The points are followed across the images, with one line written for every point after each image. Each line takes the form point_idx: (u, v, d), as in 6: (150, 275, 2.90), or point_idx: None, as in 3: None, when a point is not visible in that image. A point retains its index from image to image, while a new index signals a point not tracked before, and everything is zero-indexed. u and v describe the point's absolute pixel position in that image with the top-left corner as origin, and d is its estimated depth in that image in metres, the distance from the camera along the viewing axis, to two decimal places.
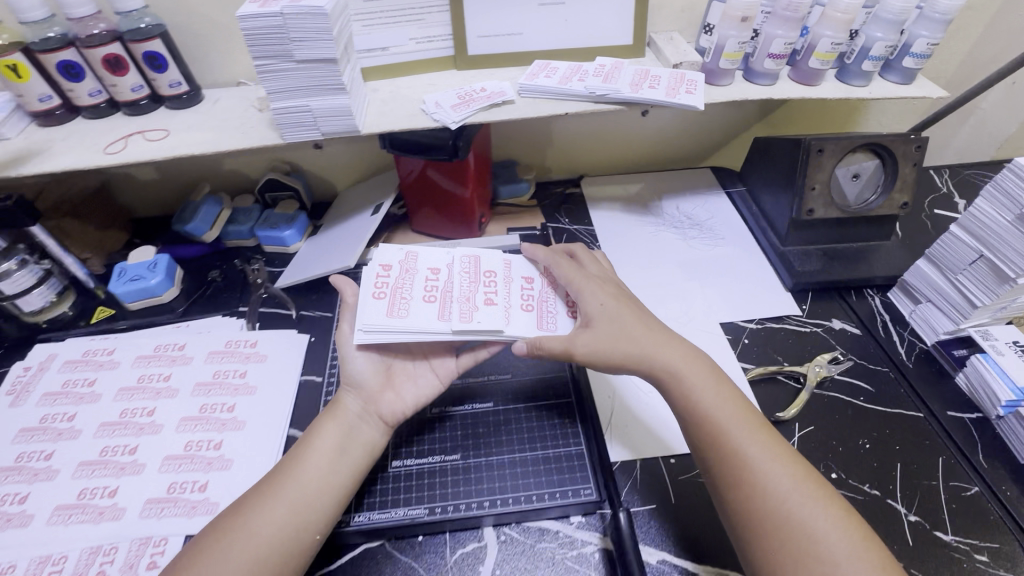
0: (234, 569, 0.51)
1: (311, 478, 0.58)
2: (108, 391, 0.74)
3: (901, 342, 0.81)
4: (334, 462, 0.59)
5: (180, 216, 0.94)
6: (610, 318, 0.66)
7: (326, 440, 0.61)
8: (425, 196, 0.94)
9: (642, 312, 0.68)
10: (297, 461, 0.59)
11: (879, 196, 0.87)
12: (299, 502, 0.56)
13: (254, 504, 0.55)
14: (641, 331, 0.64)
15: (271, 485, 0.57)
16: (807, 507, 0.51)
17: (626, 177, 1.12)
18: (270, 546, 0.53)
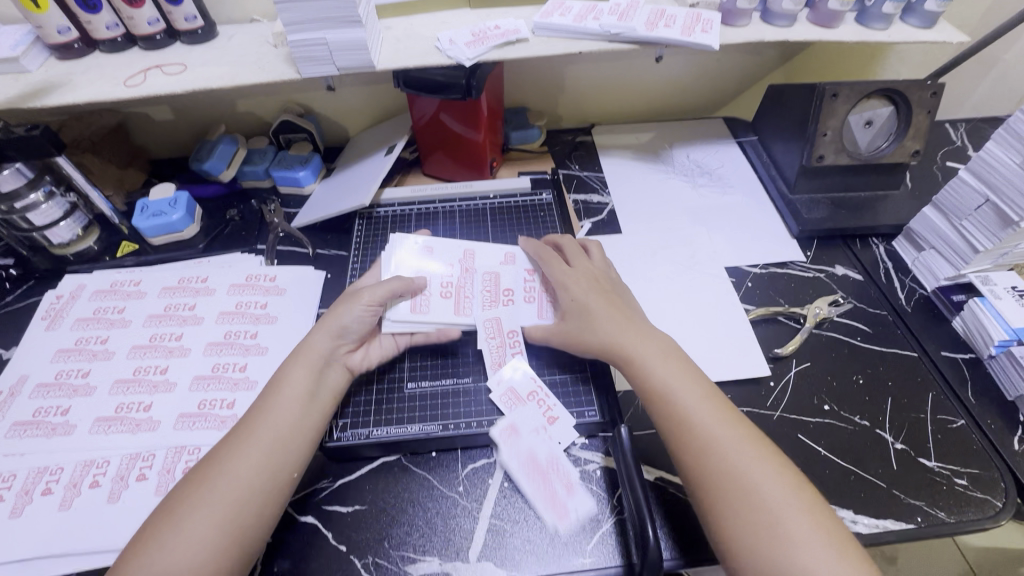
0: (214, 512, 0.53)
1: (284, 419, 0.59)
2: (137, 318, 0.78)
3: (902, 289, 0.83)
4: (306, 406, 0.61)
5: (197, 156, 0.96)
6: (580, 307, 0.69)
7: (296, 385, 0.62)
8: (437, 140, 0.95)
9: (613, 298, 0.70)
10: (268, 407, 0.60)
11: (891, 143, 0.86)
12: (276, 443, 0.58)
13: (229, 450, 0.57)
14: (600, 314, 0.67)
15: (244, 431, 0.59)
16: (765, 480, 0.52)
17: (638, 126, 1.12)
18: (252, 486, 0.55)
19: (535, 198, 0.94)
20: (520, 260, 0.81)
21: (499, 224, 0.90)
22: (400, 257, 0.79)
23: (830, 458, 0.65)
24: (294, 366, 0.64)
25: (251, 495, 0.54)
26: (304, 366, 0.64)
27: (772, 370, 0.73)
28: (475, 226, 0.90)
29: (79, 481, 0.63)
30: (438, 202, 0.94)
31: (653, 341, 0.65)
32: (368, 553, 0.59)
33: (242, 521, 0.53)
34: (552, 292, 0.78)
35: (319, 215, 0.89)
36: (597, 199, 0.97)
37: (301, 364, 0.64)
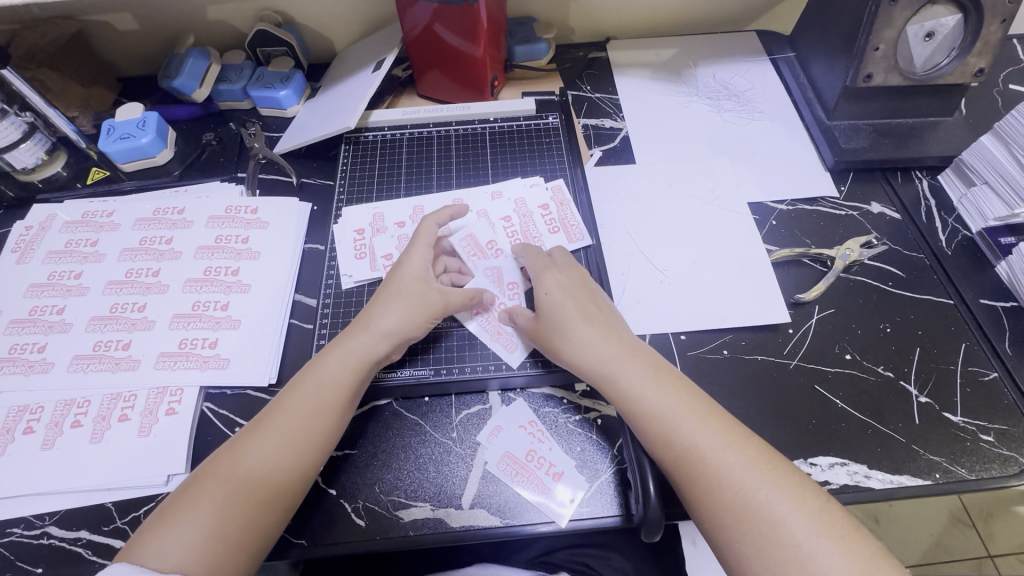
0: (225, 511, 0.49)
1: (309, 421, 0.54)
2: (111, 251, 0.73)
3: (943, 229, 0.75)
4: (340, 409, 0.56)
5: (165, 72, 0.86)
6: (558, 317, 0.60)
7: (333, 382, 0.56)
8: (430, 55, 0.84)
9: (593, 299, 0.62)
10: (295, 397, 0.55)
11: (953, 60, 0.74)
12: (297, 443, 0.53)
13: (248, 443, 0.53)
14: (577, 321, 0.60)
15: (266, 421, 0.54)
16: (764, 490, 0.48)
17: (659, 40, 0.99)
18: (265, 485, 0.51)
19: (540, 122, 0.85)
20: (474, 201, 0.76)
21: (499, 153, 0.82)
22: (355, 221, 0.74)
23: (848, 411, 0.61)
24: (326, 359, 0.58)
25: (263, 496, 0.50)
26: (346, 364, 0.58)
27: (792, 317, 0.68)
28: (472, 154, 0.82)
29: (61, 421, 0.61)
30: (432, 127, 0.85)
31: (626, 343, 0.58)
32: (358, 497, 0.58)
33: (246, 530, 0.49)
34: (531, 223, 0.74)
35: (302, 141, 0.81)
36: (609, 124, 0.87)
37: (341, 358, 0.58)
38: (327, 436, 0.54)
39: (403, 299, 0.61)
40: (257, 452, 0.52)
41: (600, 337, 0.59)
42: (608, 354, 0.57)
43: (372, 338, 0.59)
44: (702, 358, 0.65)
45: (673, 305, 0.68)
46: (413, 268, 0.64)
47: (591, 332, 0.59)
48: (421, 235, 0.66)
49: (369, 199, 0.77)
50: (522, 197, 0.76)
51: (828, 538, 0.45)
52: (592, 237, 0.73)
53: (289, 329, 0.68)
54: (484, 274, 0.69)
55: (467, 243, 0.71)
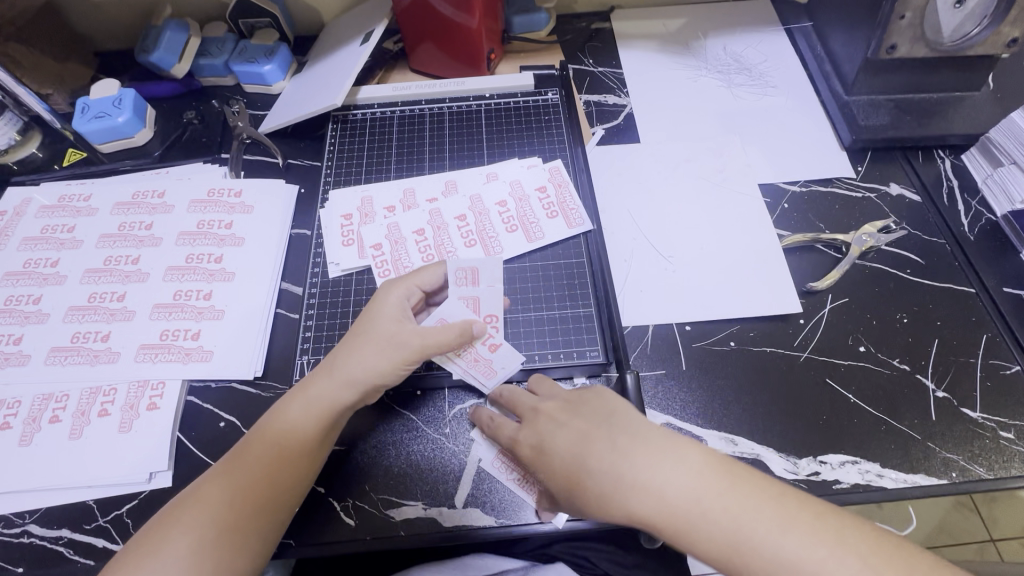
0: (189, 560, 0.46)
1: (280, 466, 0.51)
2: (89, 237, 0.70)
3: (966, 212, 0.70)
4: (311, 454, 0.52)
5: (143, 46, 0.82)
6: (568, 463, 0.48)
7: (300, 425, 0.53)
8: (423, 27, 0.78)
9: (596, 417, 0.49)
10: (267, 440, 0.52)
11: (984, 30, 0.69)
12: (266, 489, 0.50)
13: (216, 486, 0.50)
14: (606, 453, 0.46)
15: (235, 464, 0.51)
16: None
17: (667, 10, 0.93)
18: (232, 532, 0.48)
19: (539, 98, 0.80)
20: (468, 185, 0.72)
21: (496, 131, 0.77)
22: (343, 205, 0.71)
23: (861, 407, 0.58)
24: (296, 402, 0.54)
25: (228, 546, 0.48)
26: (313, 408, 0.53)
27: (803, 306, 0.64)
28: (467, 134, 0.77)
29: (39, 416, 0.59)
30: (424, 104, 0.80)
31: (654, 450, 0.45)
32: (347, 495, 0.56)
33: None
34: (528, 207, 0.70)
35: (287, 120, 0.77)
36: (612, 100, 0.82)
37: (307, 403, 0.53)
38: (298, 482, 0.51)
39: (375, 343, 0.55)
40: (224, 496, 0.49)
41: (619, 458, 0.46)
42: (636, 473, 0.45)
43: (341, 387, 0.54)
44: (708, 350, 0.62)
45: (678, 295, 0.65)
46: (391, 307, 0.57)
47: (609, 463, 0.46)
48: (415, 274, 0.60)
49: (358, 182, 0.73)
50: (518, 180, 0.72)
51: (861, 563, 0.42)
52: (593, 222, 0.69)
53: (274, 319, 0.65)
54: (460, 301, 0.61)
55: (464, 272, 0.61)
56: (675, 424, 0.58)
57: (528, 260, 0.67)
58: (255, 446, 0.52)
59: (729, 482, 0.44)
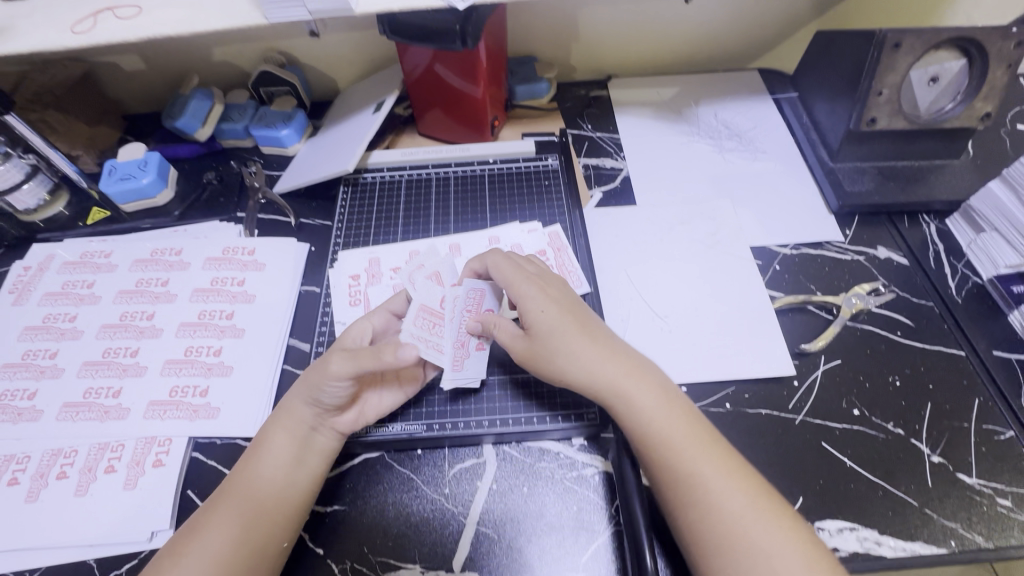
0: None
1: (267, 491, 0.53)
2: (107, 293, 0.73)
3: (953, 276, 0.73)
4: (289, 476, 0.55)
5: (169, 112, 0.88)
6: (547, 340, 0.57)
7: (278, 453, 0.55)
8: (431, 95, 0.84)
9: (576, 310, 0.60)
10: (250, 469, 0.55)
11: (958, 105, 0.74)
12: (255, 515, 0.52)
13: (206, 521, 0.52)
14: (576, 337, 0.57)
15: (223, 498, 0.53)
16: (779, 555, 0.46)
17: (661, 79, 0.99)
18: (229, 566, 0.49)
19: (540, 164, 0.85)
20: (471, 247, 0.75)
21: (499, 194, 0.81)
22: (352, 266, 0.74)
23: (857, 471, 0.59)
24: (271, 429, 0.57)
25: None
26: (285, 431, 0.56)
27: (796, 368, 0.66)
28: (471, 197, 0.81)
29: (47, 471, 0.60)
30: (431, 168, 0.85)
31: (606, 354, 0.56)
32: (345, 556, 0.56)
33: None
34: None
35: (303, 182, 0.81)
36: (610, 164, 0.87)
37: (280, 427, 0.57)
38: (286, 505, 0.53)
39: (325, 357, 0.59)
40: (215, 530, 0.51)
41: (585, 344, 0.57)
42: (597, 364, 0.56)
43: (296, 402, 0.57)
44: (706, 411, 0.63)
45: (674, 354, 0.67)
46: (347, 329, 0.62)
47: (577, 344, 0.57)
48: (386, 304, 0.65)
49: (366, 243, 0.77)
50: (519, 243, 0.75)
51: (781, 544, 0.47)
52: (590, 285, 0.72)
53: (281, 375, 0.67)
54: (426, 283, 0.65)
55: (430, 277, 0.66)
56: None
57: None
58: (237, 481, 0.54)
59: (672, 412, 0.54)
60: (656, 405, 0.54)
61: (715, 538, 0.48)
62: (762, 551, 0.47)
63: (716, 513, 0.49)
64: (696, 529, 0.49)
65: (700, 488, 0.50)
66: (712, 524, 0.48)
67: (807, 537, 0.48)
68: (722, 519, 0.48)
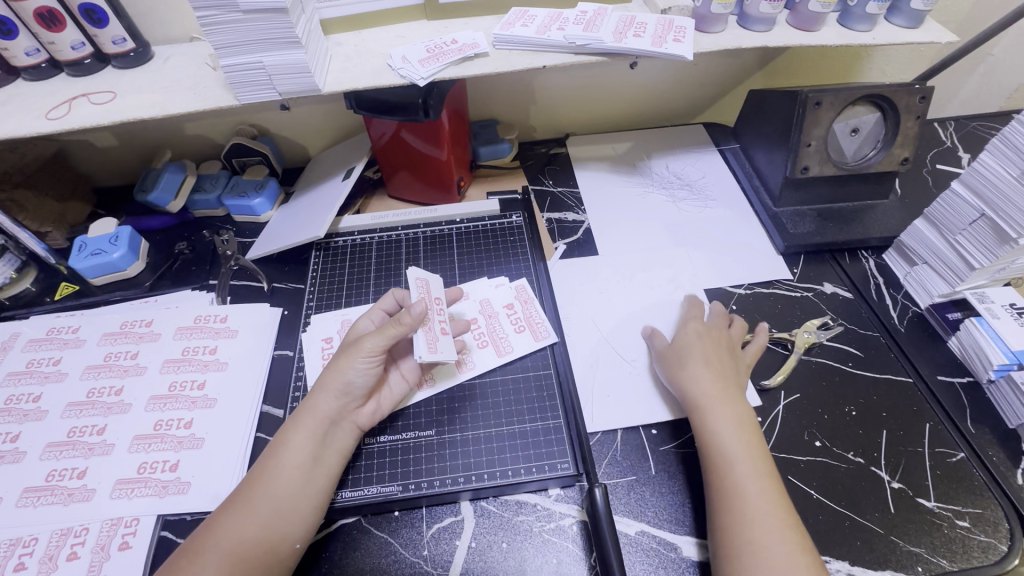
0: None
1: (285, 487, 0.56)
2: (74, 369, 0.72)
3: (894, 306, 0.78)
4: (306, 476, 0.57)
5: (142, 185, 0.90)
6: (686, 353, 0.67)
7: (298, 451, 0.58)
8: (399, 159, 0.88)
9: (728, 348, 0.68)
10: (269, 464, 0.58)
11: (879, 152, 0.81)
12: (273, 510, 0.55)
13: (226, 517, 0.54)
14: (697, 358, 0.66)
15: (243, 494, 0.56)
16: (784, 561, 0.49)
17: (614, 136, 1.06)
18: (247, 561, 0.52)
19: (504, 221, 0.89)
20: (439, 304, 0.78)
21: (466, 252, 0.85)
22: (324, 329, 0.75)
23: (823, 502, 0.61)
24: (292, 429, 0.60)
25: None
26: (307, 429, 0.60)
27: (758, 404, 0.69)
28: (440, 256, 0.84)
29: (3, 564, 0.57)
30: (400, 229, 0.88)
31: (716, 372, 0.64)
32: None
33: None
34: (496, 324, 0.76)
35: (274, 248, 0.83)
36: (572, 217, 0.91)
37: (302, 424, 0.60)
38: (302, 501, 0.56)
39: (343, 351, 0.64)
40: (237, 524, 0.54)
41: (696, 363, 0.65)
42: (700, 377, 0.64)
43: (321, 396, 0.61)
44: (677, 452, 0.65)
45: (643, 398, 0.69)
46: (356, 328, 0.69)
47: (695, 363, 0.65)
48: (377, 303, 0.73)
49: (338, 305, 0.78)
50: (488, 298, 0.79)
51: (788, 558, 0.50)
52: (557, 335, 0.74)
53: (254, 444, 0.66)
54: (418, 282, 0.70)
55: (424, 283, 0.71)
56: (650, 531, 0.59)
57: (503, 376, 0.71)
58: (258, 480, 0.57)
59: (755, 438, 0.59)
60: (733, 428, 0.59)
61: (742, 541, 0.51)
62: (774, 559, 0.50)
63: (748, 522, 0.52)
64: (729, 531, 0.53)
65: (741, 500, 0.54)
66: (747, 532, 0.52)
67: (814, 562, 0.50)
68: (763, 525, 0.52)
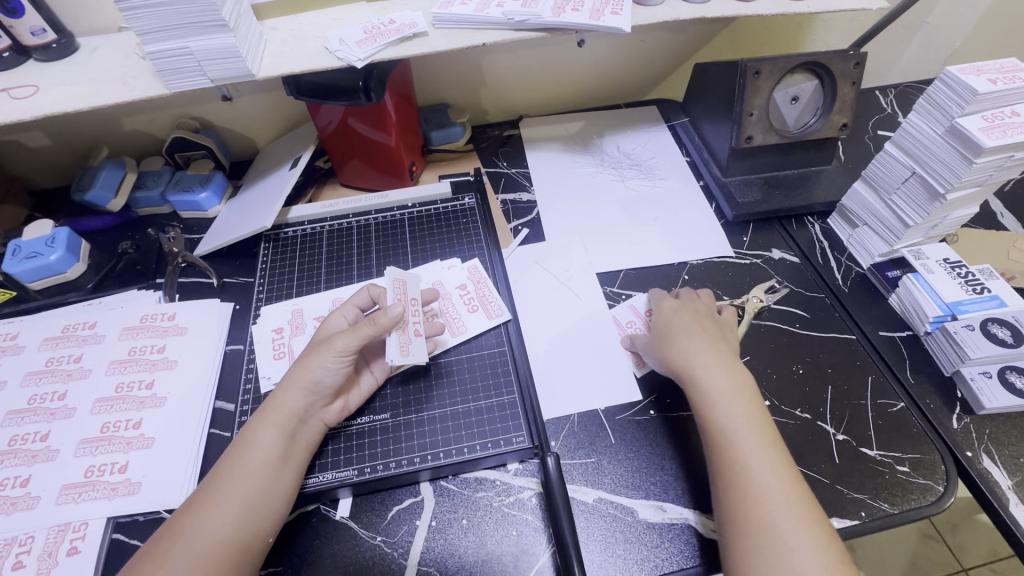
0: None
1: (256, 484, 0.55)
2: (14, 377, 0.70)
3: (838, 267, 0.81)
4: (276, 471, 0.56)
5: (79, 185, 0.87)
6: (666, 330, 0.67)
7: (266, 448, 0.57)
8: (348, 147, 0.87)
9: (706, 317, 0.68)
10: (236, 462, 0.56)
11: (819, 119, 0.83)
12: (243, 509, 0.53)
13: (190, 517, 0.53)
14: (682, 333, 0.65)
15: (206, 492, 0.55)
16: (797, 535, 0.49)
17: (566, 116, 1.06)
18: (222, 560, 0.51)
19: (457, 203, 0.89)
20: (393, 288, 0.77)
21: (419, 237, 0.84)
22: (275, 319, 0.74)
23: None
24: (261, 424, 0.58)
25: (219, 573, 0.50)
26: (274, 425, 0.58)
27: None
28: (393, 241, 0.84)
29: None
30: (352, 217, 0.87)
31: (700, 346, 0.63)
32: None
33: None
34: (450, 306, 0.75)
35: (222, 241, 0.81)
36: (526, 198, 0.92)
37: (269, 420, 0.58)
38: (272, 497, 0.55)
39: (312, 355, 0.62)
40: (204, 524, 0.52)
41: (675, 340, 0.65)
42: (686, 354, 0.63)
43: (288, 392, 0.60)
44: (631, 420, 0.66)
45: (599, 370, 0.70)
46: (327, 324, 0.67)
47: (675, 341, 0.65)
48: (348, 300, 0.70)
49: (290, 296, 0.77)
50: (441, 280, 0.78)
51: (805, 543, 0.49)
52: (510, 312, 0.75)
53: (206, 440, 0.65)
54: (393, 283, 0.68)
55: (399, 284, 0.69)
56: (608, 498, 0.60)
57: (458, 365, 0.70)
58: (224, 478, 0.55)
59: (748, 403, 0.58)
60: (727, 390, 0.59)
61: (743, 508, 0.52)
62: (784, 538, 0.49)
63: (753, 497, 0.52)
64: (735, 508, 0.52)
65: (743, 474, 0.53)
66: (755, 507, 0.51)
67: (825, 535, 0.50)
68: (762, 489, 0.52)
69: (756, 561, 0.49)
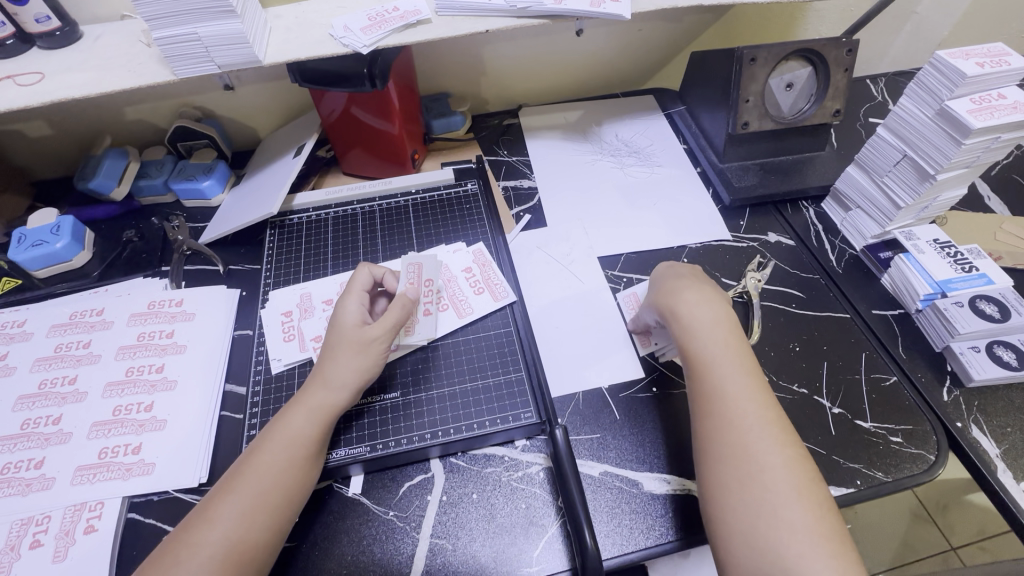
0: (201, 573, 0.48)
1: (286, 472, 0.55)
2: (23, 363, 0.70)
3: (832, 250, 0.83)
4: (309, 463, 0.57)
5: (82, 174, 0.87)
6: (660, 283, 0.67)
7: (301, 438, 0.57)
8: (351, 136, 0.87)
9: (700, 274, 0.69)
10: (265, 449, 0.56)
11: (813, 105, 0.86)
12: (275, 496, 0.54)
13: (218, 502, 0.52)
14: (674, 283, 0.65)
15: (233, 479, 0.54)
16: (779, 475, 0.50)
17: (566, 105, 1.08)
18: (251, 546, 0.51)
19: (460, 190, 0.90)
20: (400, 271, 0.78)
21: (423, 223, 0.85)
22: (284, 303, 0.75)
23: None
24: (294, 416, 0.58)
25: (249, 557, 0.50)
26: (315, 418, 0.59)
27: None
28: (397, 227, 0.85)
29: None
30: (356, 204, 0.88)
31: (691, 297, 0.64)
32: None
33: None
34: (456, 288, 0.77)
35: (226, 230, 0.82)
36: (527, 185, 0.93)
37: (308, 412, 0.59)
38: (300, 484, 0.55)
39: (344, 348, 0.62)
40: (231, 510, 0.52)
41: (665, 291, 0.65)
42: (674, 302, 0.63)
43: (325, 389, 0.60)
44: (635, 396, 0.67)
45: (602, 350, 0.72)
46: (342, 316, 0.65)
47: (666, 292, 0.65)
48: (354, 285, 0.68)
49: (297, 281, 0.78)
50: (446, 264, 0.79)
51: (784, 490, 0.49)
52: (515, 294, 0.76)
53: (218, 421, 0.66)
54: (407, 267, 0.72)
55: (412, 268, 0.73)
56: (614, 471, 0.62)
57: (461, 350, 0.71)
58: (253, 466, 0.55)
59: (740, 355, 0.59)
60: (715, 338, 0.60)
61: (725, 450, 0.53)
62: (760, 477, 0.50)
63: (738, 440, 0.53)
64: (718, 453, 0.53)
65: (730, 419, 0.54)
66: (737, 450, 0.52)
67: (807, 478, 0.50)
68: (742, 433, 0.53)
69: (732, 502, 0.50)
